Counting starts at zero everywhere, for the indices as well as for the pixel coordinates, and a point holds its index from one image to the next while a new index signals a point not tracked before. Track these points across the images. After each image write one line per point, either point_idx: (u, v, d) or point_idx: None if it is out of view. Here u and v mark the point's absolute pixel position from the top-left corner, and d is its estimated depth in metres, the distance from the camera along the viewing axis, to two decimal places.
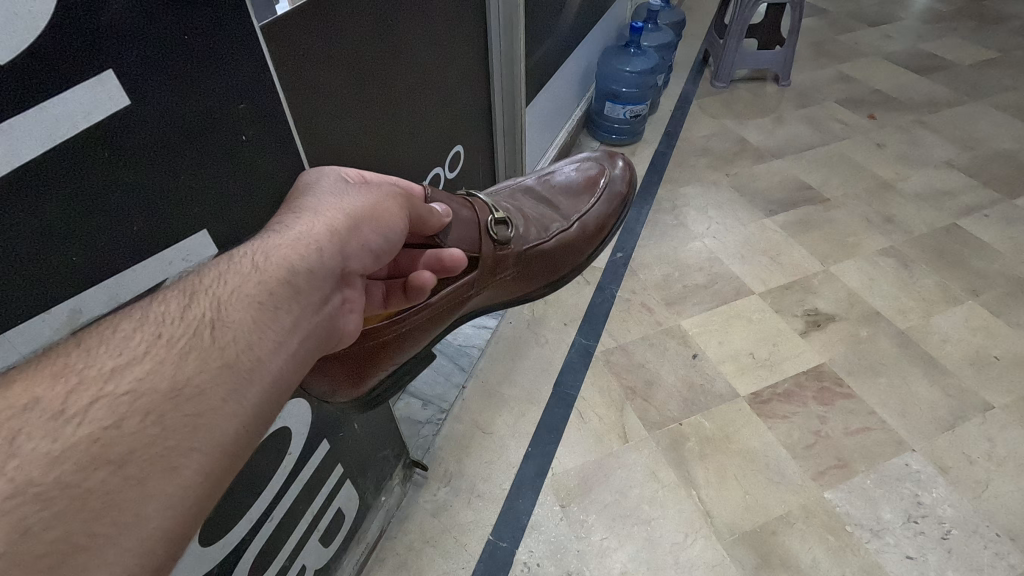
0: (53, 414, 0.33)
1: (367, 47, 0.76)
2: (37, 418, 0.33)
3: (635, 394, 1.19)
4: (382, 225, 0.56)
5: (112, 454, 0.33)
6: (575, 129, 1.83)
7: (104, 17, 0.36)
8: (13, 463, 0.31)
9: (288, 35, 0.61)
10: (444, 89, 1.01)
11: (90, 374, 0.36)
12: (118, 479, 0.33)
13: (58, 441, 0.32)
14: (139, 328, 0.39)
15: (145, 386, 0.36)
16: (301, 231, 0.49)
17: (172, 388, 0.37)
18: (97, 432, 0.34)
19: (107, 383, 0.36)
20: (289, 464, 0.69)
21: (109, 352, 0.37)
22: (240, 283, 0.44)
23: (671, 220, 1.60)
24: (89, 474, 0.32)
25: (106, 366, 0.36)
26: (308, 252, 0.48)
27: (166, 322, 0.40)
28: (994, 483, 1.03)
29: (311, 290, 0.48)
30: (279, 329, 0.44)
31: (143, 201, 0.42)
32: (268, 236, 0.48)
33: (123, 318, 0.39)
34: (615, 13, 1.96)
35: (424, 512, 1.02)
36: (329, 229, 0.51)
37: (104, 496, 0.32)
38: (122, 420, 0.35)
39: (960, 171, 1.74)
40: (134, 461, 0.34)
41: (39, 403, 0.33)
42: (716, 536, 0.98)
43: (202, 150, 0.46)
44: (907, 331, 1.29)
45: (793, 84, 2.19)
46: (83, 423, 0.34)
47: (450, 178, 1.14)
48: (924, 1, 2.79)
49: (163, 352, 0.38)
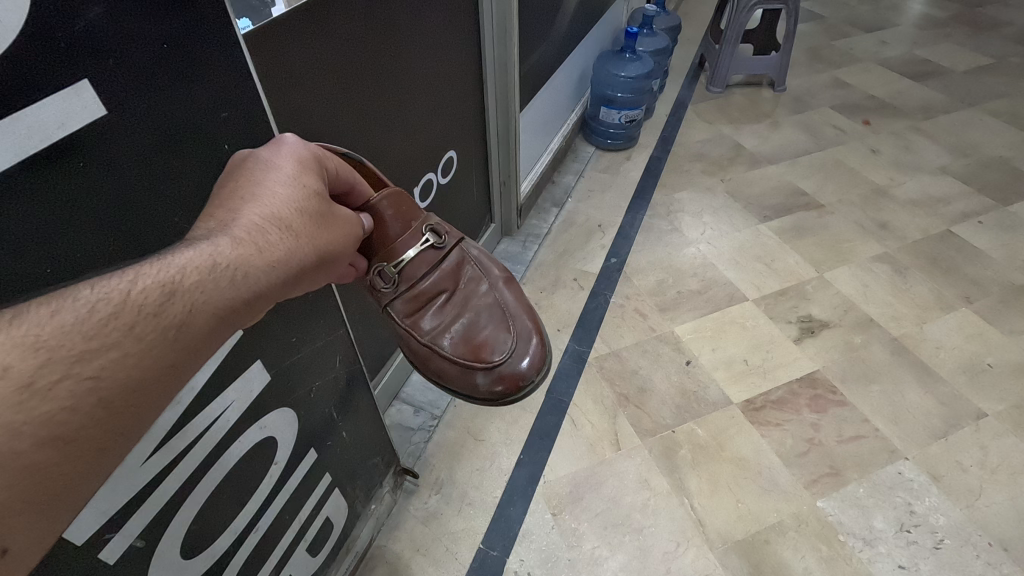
0: (22, 384, 0.31)
1: (358, 55, 0.75)
2: (5, 388, 0.30)
3: (628, 400, 1.18)
4: (354, 247, 0.54)
5: (65, 430, 0.32)
6: (570, 133, 1.83)
7: (79, 26, 0.35)
8: None
9: (276, 43, 0.60)
10: (436, 96, 1.01)
11: (59, 351, 0.33)
12: (60, 457, 0.32)
13: (21, 413, 0.30)
14: (115, 317, 0.35)
15: (113, 374, 0.34)
16: (292, 243, 0.45)
17: (133, 380, 0.35)
18: (60, 412, 0.32)
19: (76, 364, 0.33)
20: (274, 475, 0.68)
21: (81, 334, 0.33)
22: (225, 295, 0.40)
23: (666, 225, 1.60)
24: (38, 449, 0.31)
25: (78, 345, 0.33)
26: (291, 272, 0.45)
27: (145, 315, 0.36)
28: (986, 492, 1.03)
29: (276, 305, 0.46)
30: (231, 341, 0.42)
31: (120, 210, 0.42)
32: (257, 239, 0.43)
33: (97, 300, 0.35)
34: (610, 18, 1.96)
35: (414, 520, 1.02)
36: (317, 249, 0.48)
37: (41, 472, 0.31)
38: (83, 405, 0.33)
39: (954, 177, 1.74)
40: (80, 442, 0.33)
41: (12, 371, 0.31)
42: (708, 545, 0.98)
43: (182, 159, 0.45)
44: (900, 338, 1.29)
45: (788, 90, 2.19)
46: (47, 399, 0.32)
47: (443, 184, 1.14)
48: (919, 7, 2.80)
49: (133, 344, 0.35)
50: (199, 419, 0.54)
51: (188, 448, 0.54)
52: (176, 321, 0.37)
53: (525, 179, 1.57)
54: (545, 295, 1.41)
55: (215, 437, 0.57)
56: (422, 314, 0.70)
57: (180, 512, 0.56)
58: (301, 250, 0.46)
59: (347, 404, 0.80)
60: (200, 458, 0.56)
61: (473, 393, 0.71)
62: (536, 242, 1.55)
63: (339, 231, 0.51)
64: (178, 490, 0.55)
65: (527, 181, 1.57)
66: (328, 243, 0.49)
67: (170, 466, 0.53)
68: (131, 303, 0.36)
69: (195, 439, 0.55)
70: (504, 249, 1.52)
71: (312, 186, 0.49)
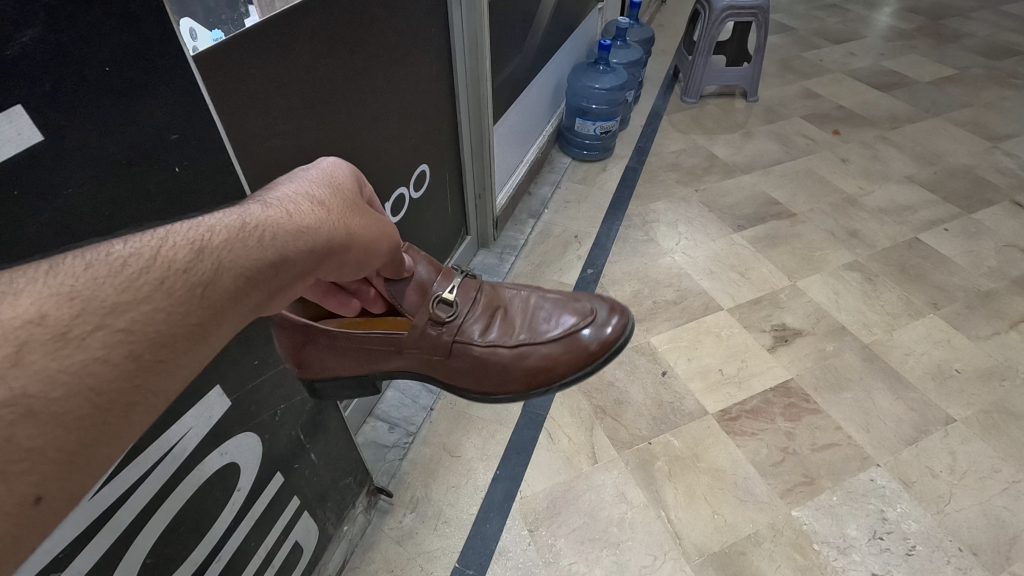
0: (57, 333, 0.29)
1: (325, 74, 0.74)
2: (40, 334, 0.28)
3: (605, 412, 1.18)
4: (376, 252, 0.56)
5: (98, 381, 0.30)
6: (546, 144, 1.84)
7: (10, 50, 0.34)
8: (12, 372, 0.27)
9: (239, 58, 0.59)
10: (407, 112, 1.00)
11: (94, 302, 0.30)
12: (90, 407, 0.29)
13: (55, 359, 0.28)
14: (146, 270, 0.33)
15: (147, 325, 0.32)
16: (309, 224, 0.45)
17: (164, 339, 0.33)
18: (94, 363, 0.30)
19: (110, 313, 0.31)
20: (238, 501, 0.66)
21: (116, 284, 0.32)
22: (252, 261, 0.39)
23: (642, 236, 1.61)
24: (70, 397, 0.28)
25: (110, 297, 0.31)
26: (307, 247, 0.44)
27: (176, 271, 0.34)
28: (956, 497, 1.05)
29: (289, 283, 0.43)
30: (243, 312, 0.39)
31: (55, 235, 0.40)
32: (278, 217, 0.43)
33: (129, 256, 0.33)
34: (585, 31, 1.97)
35: (389, 539, 1.00)
36: (332, 235, 0.47)
37: (74, 421, 0.29)
38: (115, 356, 0.30)
39: (920, 186, 1.78)
40: (116, 394, 0.31)
41: (47, 319, 0.28)
42: (685, 558, 0.97)
43: (127, 184, 0.44)
44: (871, 345, 1.31)
45: (760, 101, 2.23)
46: (82, 346, 0.29)
47: (415, 198, 1.13)
48: (886, 19, 2.88)
49: (165, 296, 0.33)
50: (153, 449, 0.53)
51: (143, 478, 0.53)
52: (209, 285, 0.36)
53: (501, 192, 1.57)
54: None
55: (171, 466, 0.55)
56: (488, 336, 0.69)
57: (135, 542, 0.54)
58: (321, 236, 0.45)
59: (315, 427, 0.79)
60: (156, 488, 0.54)
61: (570, 365, 0.71)
62: (513, 254, 1.54)
63: (358, 228, 0.51)
64: (135, 520, 0.53)
65: (503, 194, 1.57)
66: (347, 238, 0.49)
67: (128, 493, 0.51)
68: (163, 260, 0.34)
69: (149, 469, 0.53)
70: (481, 261, 1.51)
71: (339, 190, 0.52)
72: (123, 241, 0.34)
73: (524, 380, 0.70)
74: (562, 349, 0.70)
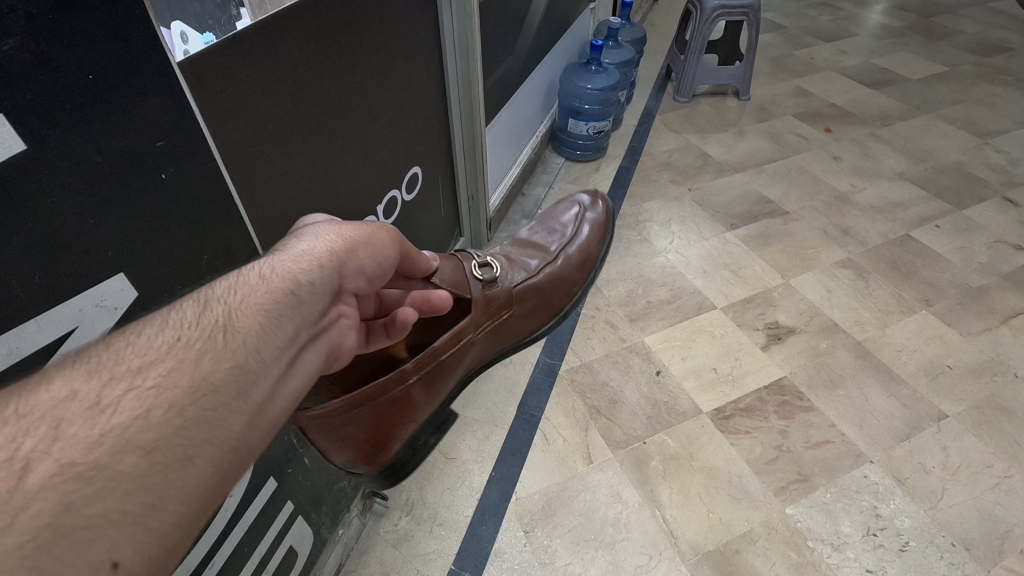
0: (89, 406, 0.34)
1: (315, 79, 0.74)
2: (76, 408, 0.34)
3: (600, 412, 1.18)
4: (389, 248, 0.60)
5: (143, 440, 0.34)
6: (539, 145, 1.84)
7: None
8: (57, 445, 0.32)
9: (227, 63, 0.59)
10: (397, 116, 1.00)
11: (120, 371, 0.36)
12: (145, 464, 0.34)
13: (95, 428, 0.33)
14: (163, 333, 0.39)
15: (176, 377, 0.37)
16: (305, 249, 0.51)
17: (193, 385, 0.38)
18: (129, 421, 0.34)
19: (136, 377, 0.36)
20: (231, 507, 0.66)
21: (135, 352, 0.38)
22: (258, 292, 0.45)
23: (635, 235, 1.62)
24: (120, 458, 0.33)
25: (134, 363, 0.37)
26: (312, 267, 0.50)
27: (190, 326, 0.40)
28: (949, 492, 1.05)
29: (313, 304, 0.49)
30: (279, 338, 0.44)
31: (43, 247, 0.39)
32: (275, 256, 0.49)
33: (146, 327, 0.40)
34: (576, 32, 1.98)
35: (385, 543, 1.00)
36: (332, 249, 0.53)
37: (132, 479, 0.33)
38: (150, 412, 0.35)
39: (912, 183, 1.79)
40: (163, 449, 0.35)
41: (80, 395, 0.34)
42: (681, 557, 0.98)
43: (115, 194, 0.44)
44: (864, 342, 1.32)
45: (753, 99, 2.23)
46: (118, 413, 0.34)
47: (408, 201, 1.13)
48: (877, 17, 2.89)
49: (186, 348, 0.39)
50: None
51: None
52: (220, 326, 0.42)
53: (494, 194, 1.57)
54: None
55: None
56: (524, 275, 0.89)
57: None
58: (321, 256, 0.51)
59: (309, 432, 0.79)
60: None
61: (582, 262, 0.99)
62: None
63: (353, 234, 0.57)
64: None
65: (496, 195, 1.57)
66: (349, 249, 0.54)
67: None
68: (177, 322, 0.41)
69: None
70: None
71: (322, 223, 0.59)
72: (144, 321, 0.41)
73: (565, 287, 0.94)
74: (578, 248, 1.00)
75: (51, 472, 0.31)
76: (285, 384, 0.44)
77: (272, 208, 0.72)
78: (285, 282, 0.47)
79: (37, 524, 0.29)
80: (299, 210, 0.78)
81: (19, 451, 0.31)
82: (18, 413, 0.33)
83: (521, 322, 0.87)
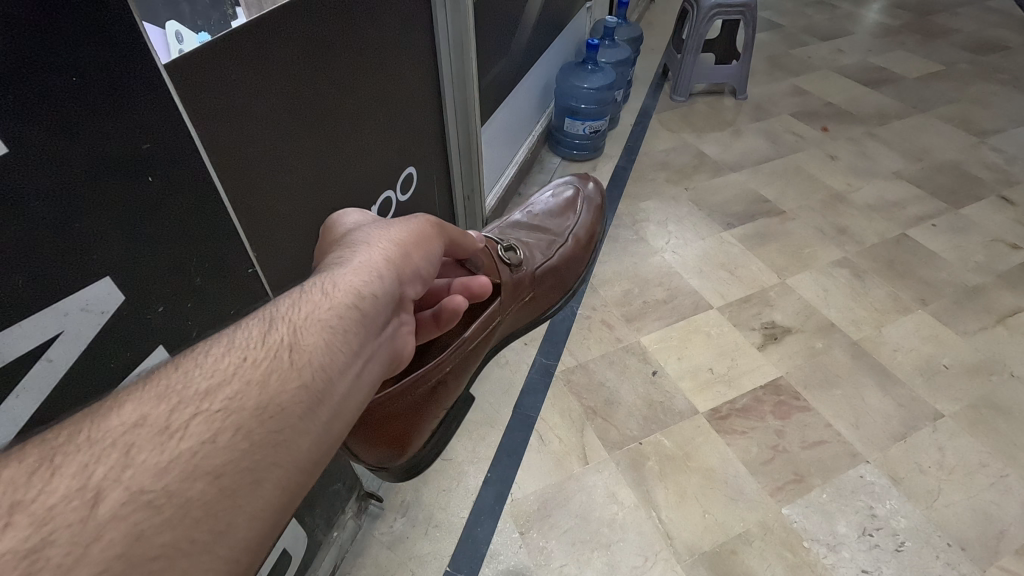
0: (156, 430, 0.37)
1: (307, 80, 0.74)
2: (145, 432, 0.37)
3: (596, 413, 1.18)
4: (435, 249, 0.64)
5: (212, 466, 0.37)
6: (535, 144, 1.84)
7: None
8: (127, 472, 0.34)
9: (217, 65, 0.59)
10: (392, 117, 1.00)
11: (187, 394, 0.39)
12: (214, 490, 0.36)
13: (164, 451, 0.36)
14: (234, 353, 0.43)
15: (244, 400, 0.40)
16: (362, 261, 0.55)
17: (258, 406, 0.40)
18: (197, 445, 0.37)
19: (202, 401, 0.39)
20: None
21: (202, 375, 0.41)
22: (321, 307, 0.49)
23: (632, 235, 1.61)
24: (190, 484, 0.35)
25: (203, 384, 0.40)
26: (371, 278, 0.54)
27: (258, 345, 0.44)
28: (944, 492, 1.05)
29: (375, 314, 0.52)
30: (345, 352, 0.48)
31: (25, 248, 0.39)
32: (336, 270, 0.53)
33: (217, 346, 0.43)
34: (572, 31, 1.97)
35: (380, 544, 0.99)
36: (386, 258, 0.57)
37: (203, 505, 0.35)
38: (217, 436, 0.38)
39: (908, 182, 1.79)
40: (229, 474, 0.37)
41: (148, 419, 0.37)
42: (676, 558, 0.98)
43: (100, 196, 0.43)
44: (861, 342, 1.32)
45: (750, 98, 2.23)
46: (186, 438, 0.37)
47: (403, 201, 1.13)
48: (874, 16, 2.89)
49: (255, 368, 0.42)
50: None
51: None
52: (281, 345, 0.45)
53: (490, 194, 1.56)
54: None
55: None
56: (538, 255, 0.92)
57: None
58: (377, 266, 0.55)
59: None
60: None
61: (584, 230, 1.04)
62: None
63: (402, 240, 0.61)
64: None
65: (492, 195, 1.57)
66: (401, 255, 0.58)
67: None
68: (247, 340, 0.44)
69: None
70: None
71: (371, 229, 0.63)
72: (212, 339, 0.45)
73: (575, 255, 0.98)
74: (581, 216, 1.05)
75: (121, 501, 0.33)
76: (345, 396, 0.47)
77: (263, 208, 0.72)
78: (339, 298, 0.50)
79: (108, 555, 0.31)
80: (291, 211, 0.77)
81: (91, 480, 0.34)
82: (92, 440, 0.36)
83: (543, 299, 0.92)
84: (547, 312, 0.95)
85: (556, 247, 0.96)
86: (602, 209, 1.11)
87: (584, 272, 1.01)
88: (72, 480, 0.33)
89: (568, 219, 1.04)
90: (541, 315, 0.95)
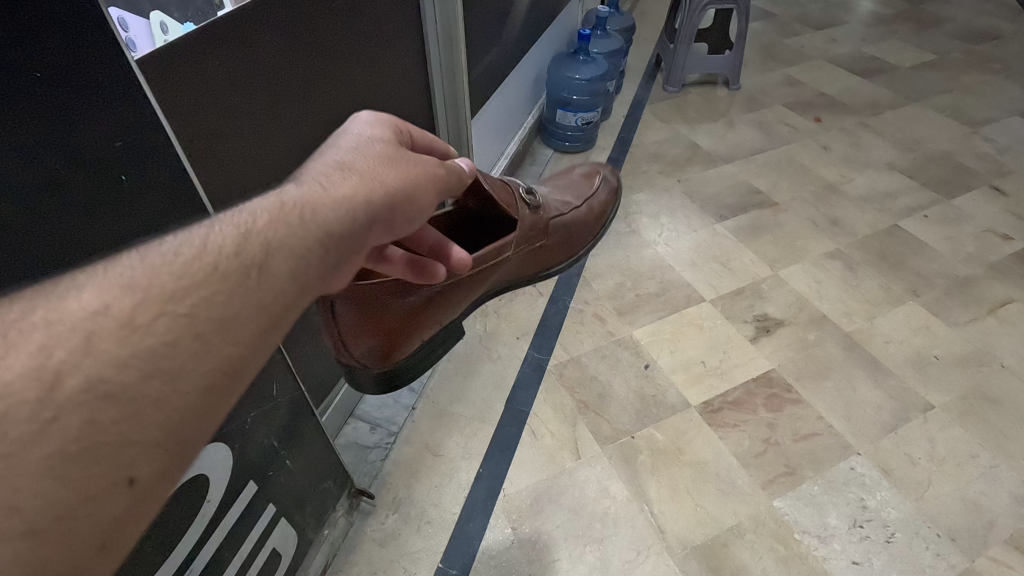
0: (119, 324, 0.35)
1: (289, 73, 0.72)
2: (106, 324, 0.35)
3: (588, 407, 1.18)
4: (441, 184, 0.58)
5: (169, 369, 0.36)
6: (527, 136, 1.82)
7: None
8: (86, 360, 0.34)
9: (191, 62, 0.58)
10: (379, 110, 0.98)
11: (150, 292, 0.37)
12: (172, 391, 0.36)
13: (123, 346, 0.35)
14: (203, 259, 0.39)
15: (207, 312, 0.38)
16: (356, 185, 0.49)
17: (214, 325, 0.38)
18: (159, 345, 0.36)
19: (165, 303, 0.37)
20: (208, 513, 0.65)
21: (167, 276, 0.38)
22: (303, 231, 0.44)
23: (624, 228, 1.60)
24: (148, 382, 0.35)
25: (166, 285, 0.37)
26: (358, 209, 0.48)
27: (228, 256, 0.40)
28: (935, 483, 1.06)
29: (355, 247, 0.48)
30: (315, 282, 0.45)
31: None
32: (324, 187, 0.48)
33: (183, 247, 0.40)
34: (564, 21, 1.95)
35: (372, 541, 0.99)
36: (383, 189, 0.51)
37: (159, 405, 0.35)
38: (177, 341, 0.36)
39: (901, 172, 1.78)
40: (182, 382, 0.36)
41: (112, 309, 0.36)
42: (669, 552, 0.98)
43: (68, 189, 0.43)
44: (853, 334, 1.32)
45: (742, 89, 2.22)
46: (145, 336, 0.35)
47: None
48: (868, 4, 2.88)
49: (223, 281, 0.39)
50: None
51: None
52: (256, 257, 0.41)
53: None
54: (504, 302, 1.39)
55: None
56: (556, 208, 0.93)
57: None
58: (370, 192, 0.49)
59: (291, 434, 0.77)
60: None
61: (603, 201, 1.03)
62: None
63: (407, 166, 0.54)
64: None
65: None
66: (401, 184, 0.52)
67: None
68: (219, 247, 0.40)
69: None
70: None
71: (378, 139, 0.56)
72: (182, 236, 0.41)
73: (590, 221, 0.99)
74: (601, 186, 1.05)
75: (79, 388, 0.33)
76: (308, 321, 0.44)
77: None
78: (321, 226, 0.45)
79: (64, 438, 0.32)
80: None
81: (49, 362, 0.33)
82: (49, 321, 0.35)
83: (552, 254, 0.93)
84: (552, 268, 0.96)
85: (574, 207, 0.96)
86: (618, 189, 1.09)
87: (592, 241, 1.01)
88: (31, 360, 0.33)
89: (590, 185, 1.04)
90: (547, 271, 0.96)
